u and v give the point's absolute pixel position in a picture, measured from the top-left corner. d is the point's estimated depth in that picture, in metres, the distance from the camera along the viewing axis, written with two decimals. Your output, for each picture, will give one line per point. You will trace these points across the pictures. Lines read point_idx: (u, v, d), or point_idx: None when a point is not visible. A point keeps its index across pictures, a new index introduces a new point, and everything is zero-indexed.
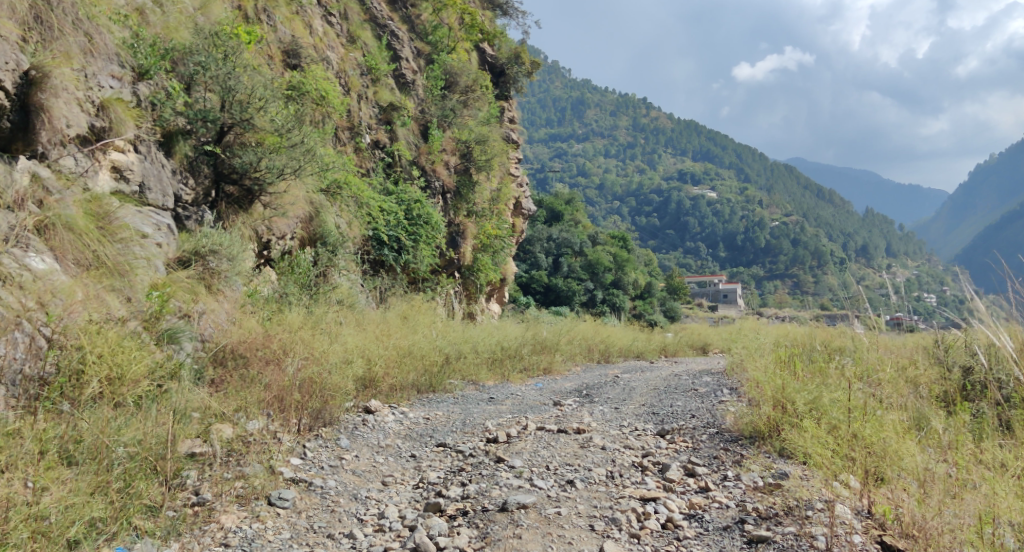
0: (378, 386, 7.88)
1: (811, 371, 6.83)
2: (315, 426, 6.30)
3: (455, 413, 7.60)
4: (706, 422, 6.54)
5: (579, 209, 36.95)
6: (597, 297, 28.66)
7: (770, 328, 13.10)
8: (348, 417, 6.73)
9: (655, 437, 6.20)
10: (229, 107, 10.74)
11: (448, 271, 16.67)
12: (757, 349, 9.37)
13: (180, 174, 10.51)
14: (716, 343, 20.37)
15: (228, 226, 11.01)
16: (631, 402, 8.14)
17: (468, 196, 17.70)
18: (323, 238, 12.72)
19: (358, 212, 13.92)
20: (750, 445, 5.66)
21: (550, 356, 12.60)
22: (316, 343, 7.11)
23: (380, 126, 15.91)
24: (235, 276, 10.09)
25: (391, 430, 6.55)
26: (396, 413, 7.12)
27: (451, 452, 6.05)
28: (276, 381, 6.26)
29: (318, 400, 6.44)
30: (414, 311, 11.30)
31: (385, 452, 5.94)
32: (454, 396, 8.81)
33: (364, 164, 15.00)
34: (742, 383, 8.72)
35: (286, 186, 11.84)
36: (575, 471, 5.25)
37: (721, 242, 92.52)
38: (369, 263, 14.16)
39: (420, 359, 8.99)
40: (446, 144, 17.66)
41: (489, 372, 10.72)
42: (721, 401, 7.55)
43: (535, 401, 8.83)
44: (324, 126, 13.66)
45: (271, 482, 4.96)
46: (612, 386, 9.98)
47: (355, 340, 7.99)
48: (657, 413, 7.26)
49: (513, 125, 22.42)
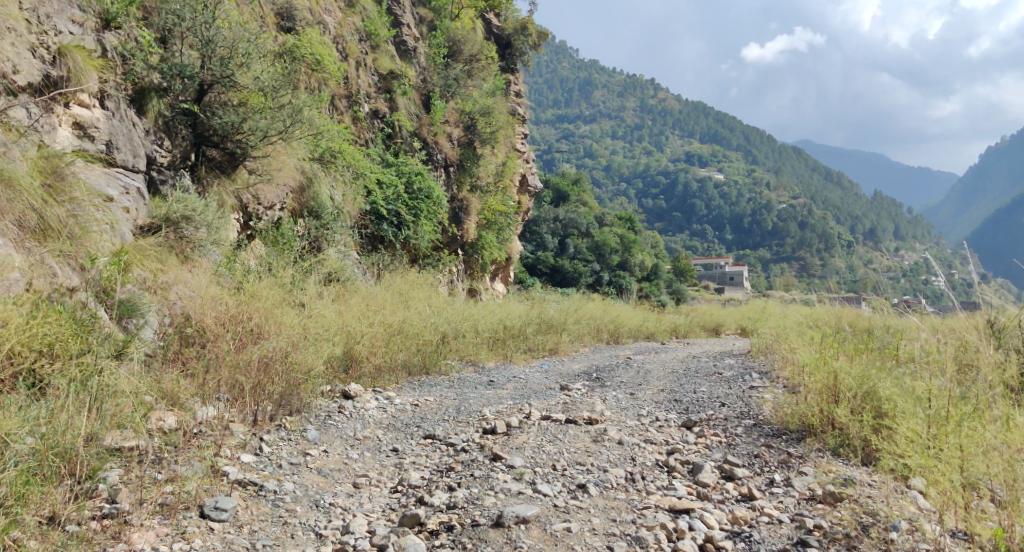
0: (361, 365, 6.94)
1: (862, 353, 5.84)
2: (275, 416, 5.44)
3: (448, 399, 6.68)
4: (741, 411, 5.59)
5: (585, 190, 35.88)
6: (604, 278, 27.73)
7: (795, 311, 12.05)
8: (322, 404, 5.82)
9: (682, 429, 5.27)
10: (210, 64, 9.76)
11: (450, 248, 15.69)
12: (789, 330, 8.39)
13: (154, 134, 9.55)
14: (731, 325, 19.37)
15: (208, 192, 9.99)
16: (649, 387, 7.19)
17: (472, 170, 16.65)
18: (315, 210, 11.71)
19: (354, 182, 12.89)
20: (798, 441, 4.72)
21: (556, 336, 11.68)
22: (287, 317, 6.18)
23: (379, 94, 14.87)
24: (212, 246, 9.15)
25: (370, 418, 5.64)
26: (379, 399, 6.18)
27: (440, 445, 5.16)
28: (237, 361, 5.38)
29: (282, 387, 5.56)
30: (409, 286, 10.34)
31: (361, 445, 5.03)
32: (450, 379, 7.90)
33: (362, 134, 14.00)
34: (770, 367, 7.76)
35: (274, 151, 10.92)
36: (589, 473, 4.33)
37: (728, 224, 91.29)
38: (366, 238, 13.15)
39: (414, 337, 8.05)
40: (449, 115, 16.59)
41: (489, 353, 9.81)
42: (753, 388, 6.59)
43: (540, 385, 7.90)
44: (318, 93, 12.65)
45: (209, 485, 4.09)
46: (625, 368, 9.04)
47: (335, 316, 7.03)
48: (680, 400, 6.32)
49: (519, 99, 21.31)
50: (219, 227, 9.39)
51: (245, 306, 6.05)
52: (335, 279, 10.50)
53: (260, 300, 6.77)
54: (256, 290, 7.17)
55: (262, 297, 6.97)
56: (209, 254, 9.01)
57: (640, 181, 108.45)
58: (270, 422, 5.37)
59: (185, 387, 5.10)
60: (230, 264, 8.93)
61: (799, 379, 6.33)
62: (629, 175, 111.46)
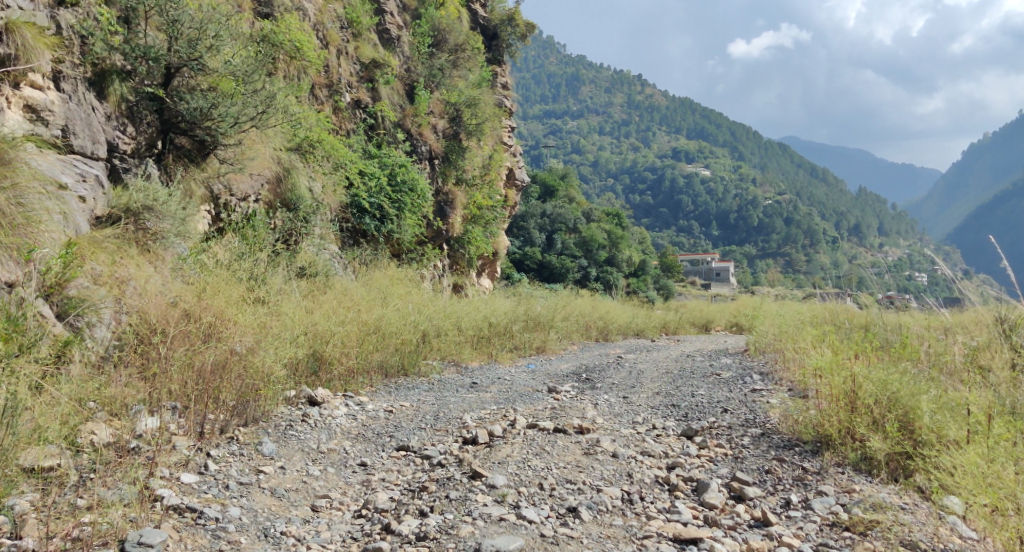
0: (332, 367, 6.39)
1: (878, 353, 5.35)
2: (227, 427, 4.89)
3: (427, 404, 6.14)
4: (746, 418, 5.08)
5: (572, 185, 35.35)
6: (591, 274, 27.27)
7: (790, 308, 11.57)
8: (283, 412, 5.28)
9: (682, 440, 4.75)
10: (176, 46, 9.08)
11: (435, 243, 15.10)
12: (792, 329, 7.90)
13: (116, 119, 8.85)
14: (720, 322, 18.98)
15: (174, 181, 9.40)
16: (644, 390, 6.66)
17: (458, 162, 16.04)
18: (294, 204, 10.99)
19: (335, 174, 12.21)
20: (813, 454, 4.22)
21: (543, 334, 11.19)
22: (247, 315, 5.63)
23: (361, 84, 14.20)
24: (178, 238, 8.56)
25: (338, 427, 5.11)
26: (350, 405, 5.64)
27: (414, 458, 4.66)
28: (189, 364, 4.84)
29: (236, 393, 5.01)
30: (390, 281, 9.81)
31: (324, 460, 4.52)
32: (429, 381, 7.40)
33: (342, 125, 13.38)
34: (772, 367, 7.28)
35: (247, 140, 10.29)
36: (581, 494, 3.82)
37: (715, 220, 90.99)
38: (348, 233, 12.49)
39: (392, 336, 7.50)
40: (433, 106, 15.96)
41: (474, 352, 9.34)
42: (757, 391, 6.08)
43: (527, 387, 7.39)
44: (296, 82, 12.04)
45: (136, 514, 3.55)
46: (616, 368, 8.54)
47: (302, 314, 6.46)
48: (678, 404, 5.81)
49: (506, 91, 20.71)
50: (185, 221, 8.78)
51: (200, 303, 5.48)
52: (312, 274, 9.90)
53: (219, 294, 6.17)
54: (218, 284, 6.59)
55: (223, 292, 6.38)
56: (174, 247, 8.42)
57: (628, 176, 108.00)
58: (221, 434, 4.83)
59: (125, 394, 4.54)
60: (198, 258, 8.28)
61: (806, 382, 5.83)
62: (616, 170, 111.01)
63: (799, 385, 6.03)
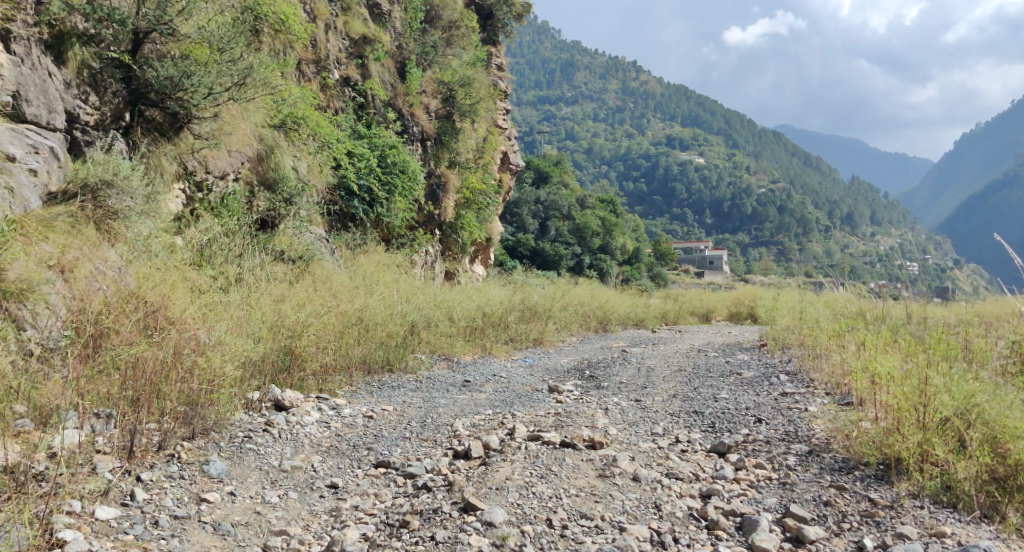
0: (308, 366, 5.59)
1: (940, 352, 4.59)
2: (166, 443, 4.09)
3: (414, 407, 5.38)
4: (787, 431, 4.33)
5: (566, 171, 34.52)
6: (585, 262, 26.55)
7: (803, 299, 10.80)
8: (240, 421, 4.49)
9: (715, 458, 4.02)
10: (144, 8, 7.98)
11: (426, 228, 14.26)
12: (822, 323, 7.12)
13: (77, 87, 7.78)
14: (721, 312, 18.27)
15: (145, 158, 8.23)
16: (658, 392, 5.90)
17: (451, 144, 15.19)
18: (277, 185, 9.98)
19: (322, 154, 11.24)
20: (878, 480, 3.54)
21: (541, 325, 10.46)
22: (202, 306, 4.86)
23: (350, 61, 13.25)
24: (146, 218, 7.54)
25: (309, 436, 4.36)
26: (324, 411, 4.85)
27: (395, 478, 3.95)
28: (129, 365, 4.06)
29: (184, 398, 4.23)
30: (377, 267, 9.01)
31: (287, 482, 3.81)
32: (416, 378, 6.66)
33: (330, 104, 12.44)
34: (799, 368, 6.55)
35: (224, 113, 9.27)
36: (600, 534, 3.20)
37: (708, 208, 90.11)
38: (335, 216, 11.60)
39: (375, 329, 6.73)
40: (426, 86, 15.02)
41: (466, 345, 8.59)
42: (788, 396, 5.33)
43: (525, 386, 6.65)
44: (281, 57, 11.16)
45: None
46: (622, 364, 7.81)
47: (269, 304, 5.66)
48: (700, 410, 5.08)
49: (501, 73, 19.80)
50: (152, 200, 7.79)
51: (151, 290, 4.70)
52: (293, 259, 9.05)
53: (178, 279, 5.35)
54: (177, 270, 5.78)
55: (183, 278, 5.58)
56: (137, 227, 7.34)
57: (622, 163, 106.94)
58: (160, 452, 4.04)
59: (60, 398, 3.79)
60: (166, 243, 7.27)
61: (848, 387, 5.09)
62: (611, 157, 110.07)
63: (842, 391, 5.28)
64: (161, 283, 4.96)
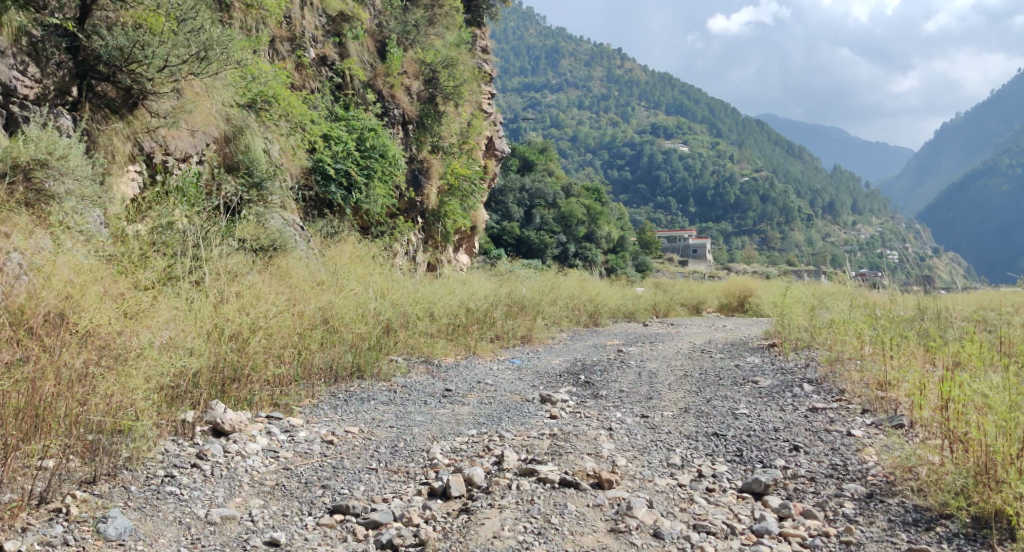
0: (262, 377, 4.77)
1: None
2: (49, 495, 3.21)
3: (387, 426, 4.59)
4: (834, 464, 3.61)
5: (550, 159, 33.68)
6: (570, 250, 25.80)
7: (808, 293, 10.04)
8: (162, 456, 3.63)
9: (750, 502, 3.28)
10: None
11: (408, 215, 13.37)
12: (851, 325, 6.33)
13: (15, 56, 6.67)
14: (711, 303, 17.54)
15: (94, 140, 7.12)
16: (667, 406, 5.11)
17: (434, 128, 14.25)
18: (245, 168, 8.81)
19: (295, 135, 10.23)
20: (971, 542, 2.93)
21: (529, 321, 9.68)
22: (127, 317, 4.00)
23: (327, 38, 12.26)
24: (95, 205, 6.54)
25: (255, 471, 3.64)
26: (275, 435, 4.07)
27: (354, 529, 3.21)
28: (27, 382, 3.30)
29: (78, 433, 3.40)
30: (351, 258, 8.14)
31: (213, 541, 3.10)
32: (390, 386, 5.87)
33: (306, 84, 11.48)
34: (824, 378, 5.82)
35: (185, 88, 8.11)
36: None
37: (694, 196, 88.92)
38: (311, 203, 10.63)
39: (343, 331, 5.92)
40: (407, 67, 14.02)
41: (448, 346, 7.82)
42: (821, 414, 4.57)
43: (513, 395, 5.87)
44: (253, 34, 10.19)
45: None
46: (618, 367, 7.06)
47: (211, 305, 4.82)
48: (719, 430, 4.34)
49: (485, 55, 18.86)
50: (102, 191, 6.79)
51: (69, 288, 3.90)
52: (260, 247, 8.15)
53: (104, 274, 4.53)
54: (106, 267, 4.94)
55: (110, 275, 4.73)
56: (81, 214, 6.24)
57: (607, 151, 106.00)
58: (40, 507, 3.16)
59: None
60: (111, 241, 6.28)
61: (899, 408, 4.34)
62: (596, 145, 109.17)
63: (890, 413, 4.51)
64: (83, 278, 4.08)
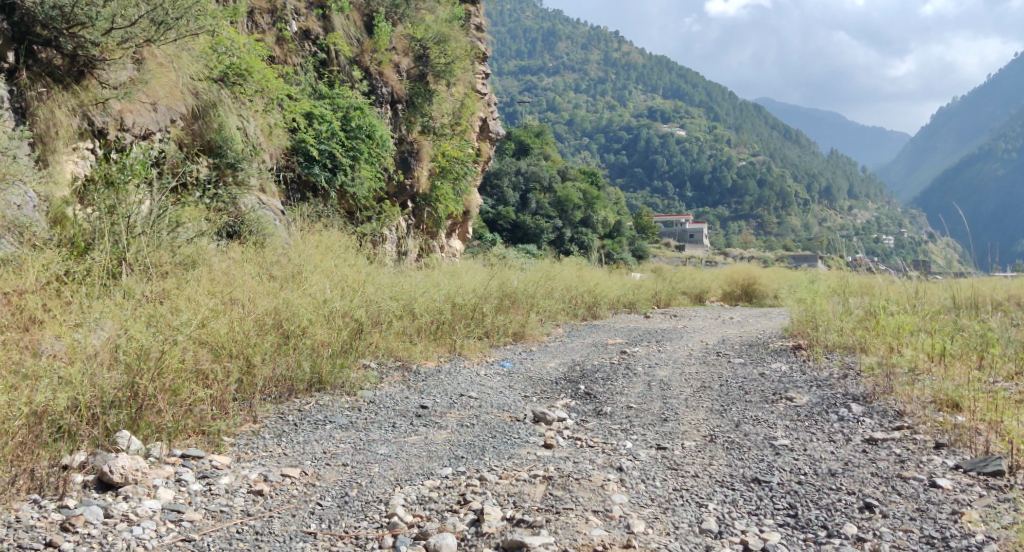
0: (184, 403, 3.79)
1: None
2: None
3: (341, 465, 3.64)
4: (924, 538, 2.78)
5: (546, 142, 32.58)
6: (566, 235, 24.77)
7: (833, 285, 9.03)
8: (5, 530, 2.86)
9: None
10: None
11: (397, 200, 12.31)
12: (906, 334, 5.35)
13: None
14: (715, 291, 16.55)
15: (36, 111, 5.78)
16: (688, 434, 4.16)
17: (425, 108, 13.10)
18: (218, 150, 7.45)
19: (274, 111, 8.83)
20: None
21: (523, 317, 8.70)
22: None
23: (311, 9, 11.08)
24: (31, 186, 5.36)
25: (141, 547, 2.89)
26: (186, 485, 3.28)
27: None
28: None
29: None
30: (322, 248, 7.13)
31: None
32: (355, 403, 4.89)
33: (287, 59, 10.36)
34: (879, 396, 4.81)
35: (144, 57, 6.72)
36: None
37: (691, 181, 87.74)
38: (292, 187, 9.49)
39: (301, 338, 4.98)
40: (396, 43, 12.86)
41: (429, 347, 6.86)
42: (887, 451, 3.65)
43: (499, 415, 4.87)
44: (229, 4, 9.05)
45: None
46: (623, 375, 6.11)
47: (114, 310, 3.90)
48: (757, 470, 3.44)
49: (479, 33, 17.72)
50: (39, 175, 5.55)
51: None
52: (228, 233, 7.08)
53: None
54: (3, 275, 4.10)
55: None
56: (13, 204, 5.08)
57: (604, 135, 104.52)
58: None
59: None
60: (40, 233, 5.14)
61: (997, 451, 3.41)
62: (593, 128, 107.65)
63: (983, 453, 3.58)
64: None
